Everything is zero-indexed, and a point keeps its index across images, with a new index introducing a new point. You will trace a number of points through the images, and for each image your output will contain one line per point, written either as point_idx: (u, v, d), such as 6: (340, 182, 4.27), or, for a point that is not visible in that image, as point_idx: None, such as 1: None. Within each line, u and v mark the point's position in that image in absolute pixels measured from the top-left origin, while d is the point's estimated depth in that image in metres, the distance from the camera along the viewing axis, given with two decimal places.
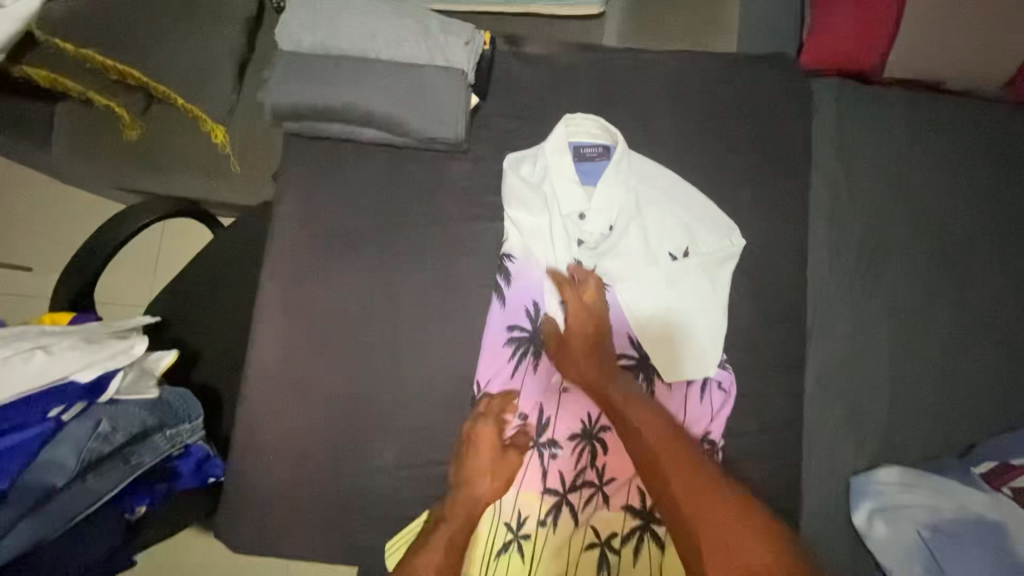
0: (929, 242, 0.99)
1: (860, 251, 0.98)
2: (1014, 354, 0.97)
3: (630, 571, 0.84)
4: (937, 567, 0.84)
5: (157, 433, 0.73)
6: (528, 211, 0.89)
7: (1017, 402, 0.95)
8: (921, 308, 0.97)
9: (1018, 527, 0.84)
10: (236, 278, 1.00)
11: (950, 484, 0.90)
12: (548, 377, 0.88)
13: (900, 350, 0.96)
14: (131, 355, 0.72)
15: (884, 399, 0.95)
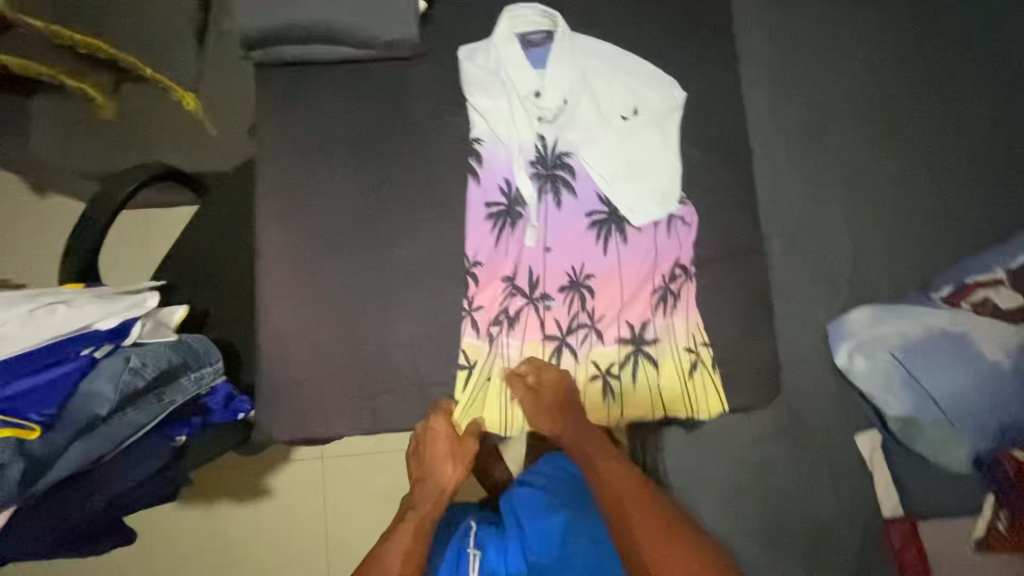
0: (867, 111, 1.48)
1: (789, 143, 1.47)
2: (922, 151, 1.47)
3: (633, 392, 0.97)
4: (915, 376, 1.33)
5: (184, 375, 1.10)
6: (485, 93, 1.02)
7: (926, 219, 1.46)
8: (815, 183, 1.46)
9: (972, 330, 1.34)
10: (232, 238, 1.35)
11: (921, 309, 1.38)
12: (523, 238, 1.00)
13: (819, 204, 1.46)
14: (145, 306, 1.07)
15: (819, 244, 1.44)
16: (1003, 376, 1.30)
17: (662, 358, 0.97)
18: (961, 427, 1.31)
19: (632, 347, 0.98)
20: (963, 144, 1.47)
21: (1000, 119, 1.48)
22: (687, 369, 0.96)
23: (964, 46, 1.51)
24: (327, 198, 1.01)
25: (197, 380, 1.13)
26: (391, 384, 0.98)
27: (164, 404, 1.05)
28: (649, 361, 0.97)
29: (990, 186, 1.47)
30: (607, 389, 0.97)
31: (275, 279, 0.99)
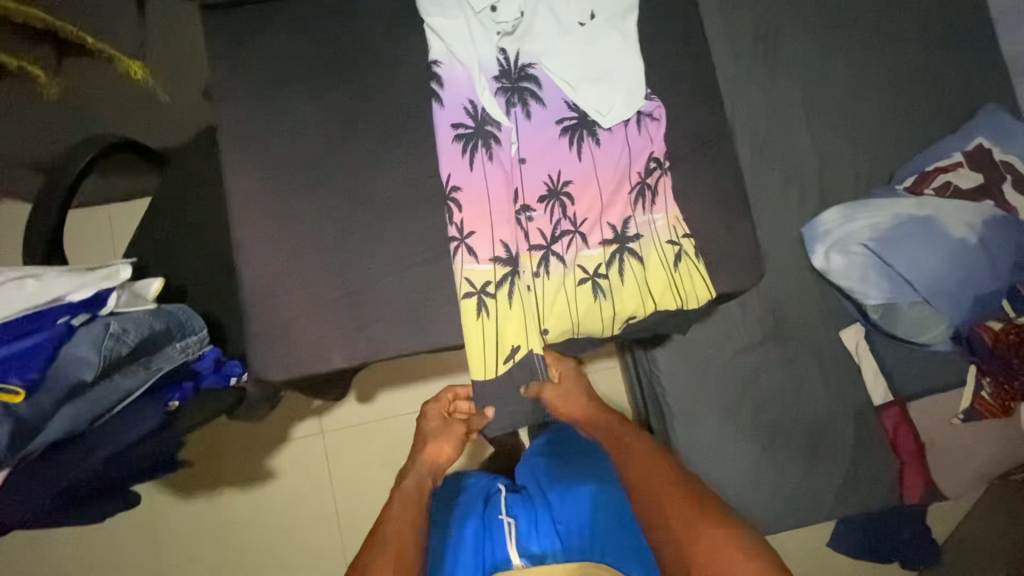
0: (812, 29, 1.55)
1: (741, 60, 1.52)
2: (867, 62, 1.55)
3: (622, 289, 0.97)
4: (888, 263, 1.37)
5: (168, 345, 1.08)
6: (442, 12, 0.99)
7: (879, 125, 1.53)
8: (769, 101, 1.52)
9: (937, 214, 1.37)
10: (201, 210, 1.31)
11: (889, 203, 1.42)
12: (501, 160, 0.98)
13: (775, 118, 1.52)
14: (120, 278, 1.03)
15: (776, 154, 1.50)
16: (971, 252, 1.34)
17: (647, 252, 0.97)
18: (938, 306, 1.35)
19: (617, 246, 0.97)
20: (903, 46, 1.55)
21: (936, 18, 1.56)
22: (671, 261, 0.97)
23: None
24: (294, 135, 0.99)
25: (183, 349, 1.11)
26: (385, 313, 0.96)
27: (152, 371, 1.04)
28: (634, 256, 0.97)
29: (935, 86, 1.55)
30: (597, 289, 0.97)
31: (251, 221, 0.96)
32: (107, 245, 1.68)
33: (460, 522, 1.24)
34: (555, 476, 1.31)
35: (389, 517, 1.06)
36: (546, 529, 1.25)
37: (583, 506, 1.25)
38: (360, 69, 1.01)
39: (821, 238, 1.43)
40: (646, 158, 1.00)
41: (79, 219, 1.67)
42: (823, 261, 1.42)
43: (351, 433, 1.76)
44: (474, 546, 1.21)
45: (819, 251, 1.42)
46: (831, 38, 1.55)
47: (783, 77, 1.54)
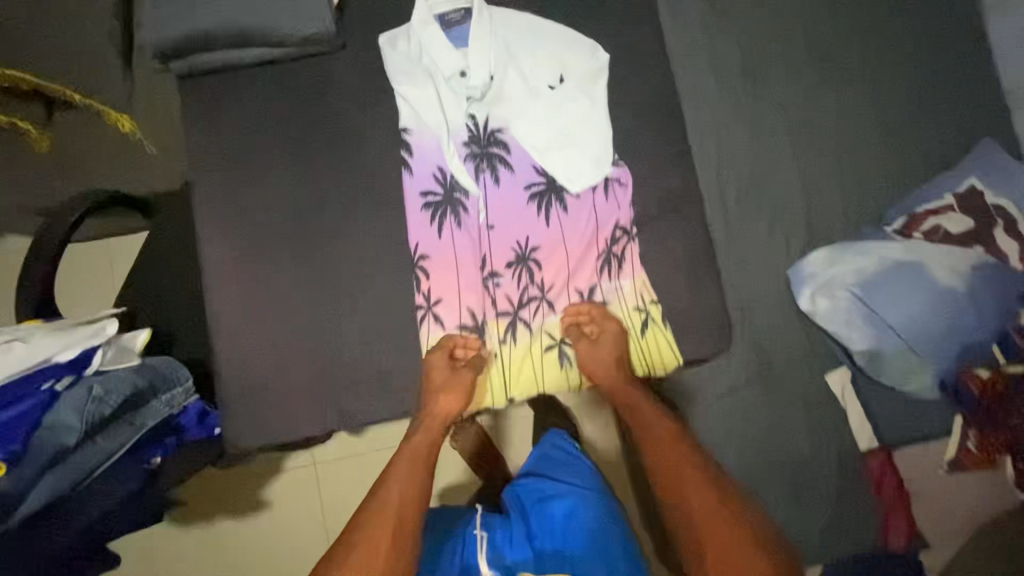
0: (804, 66, 1.52)
1: (728, 98, 1.51)
2: (861, 99, 1.52)
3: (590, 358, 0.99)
4: (872, 309, 1.35)
5: (152, 400, 1.14)
6: (411, 81, 1.00)
7: (872, 164, 1.50)
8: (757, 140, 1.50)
9: (922, 259, 1.35)
10: (187, 258, 1.34)
11: (875, 245, 1.40)
12: (470, 228, 0.99)
13: (763, 158, 1.50)
14: (104, 334, 1.08)
15: (764, 194, 1.48)
16: (958, 300, 1.32)
17: (614, 318, 0.99)
18: (921, 355, 1.34)
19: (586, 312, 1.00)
20: (896, 81, 1.52)
21: (929, 52, 1.53)
22: (640, 327, 0.99)
23: None
24: (266, 203, 1.01)
25: (168, 402, 1.17)
26: (354, 380, 0.98)
27: (137, 428, 1.08)
28: (602, 324, 0.99)
29: (931, 124, 1.51)
30: (564, 357, 1.01)
31: (225, 290, 0.99)
32: (106, 281, 1.73)
33: (449, 538, 1.21)
34: (537, 494, 1.27)
35: (365, 518, 1.02)
36: (520, 540, 1.18)
37: (563, 522, 1.20)
38: (331, 136, 1.01)
39: (807, 280, 1.41)
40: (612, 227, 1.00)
41: (83, 253, 1.72)
42: (808, 303, 1.41)
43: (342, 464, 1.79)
44: (450, 553, 1.17)
45: (805, 293, 1.41)
46: (824, 74, 1.52)
47: (772, 115, 1.52)
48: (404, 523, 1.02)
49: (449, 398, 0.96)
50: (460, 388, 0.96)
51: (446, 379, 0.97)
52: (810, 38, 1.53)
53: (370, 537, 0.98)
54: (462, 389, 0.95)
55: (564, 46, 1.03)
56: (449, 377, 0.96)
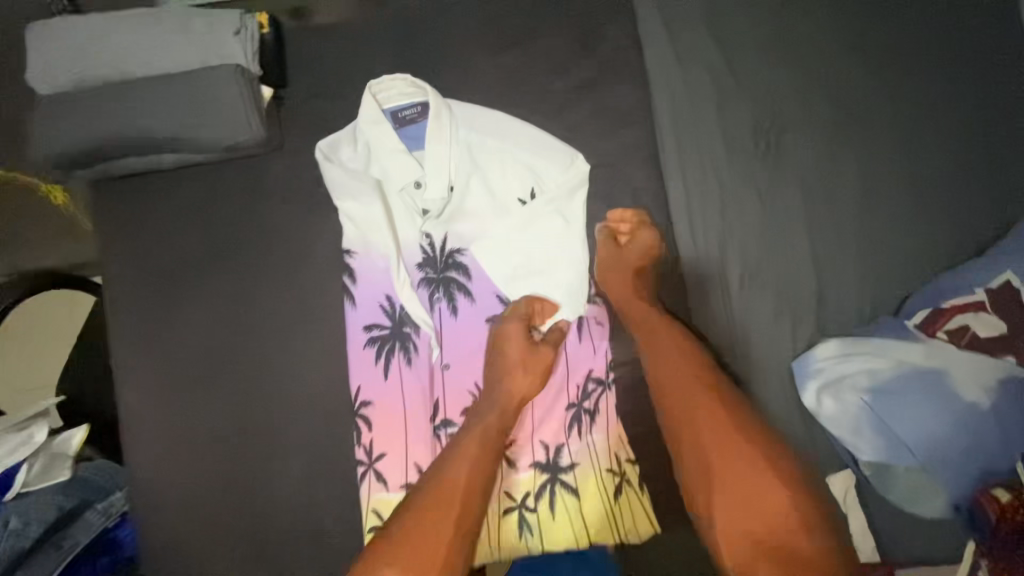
0: None
1: None
2: None
3: (552, 526, 0.84)
4: (887, 427, 0.91)
5: (87, 512, 1.06)
6: (358, 201, 0.85)
7: None
8: None
9: (957, 371, 0.90)
10: None
11: (886, 343, 0.96)
12: (422, 366, 0.85)
13: None
14: (30, 443, 1.02)
15: None
16: (986, 424, 0.88)
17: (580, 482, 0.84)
18: (940, 481, 0.89)
19: (548, 475, 0.85)
20: None
21: None
22: (612, 492, 0.84)
23: None
24: (194, 331, 0.90)
25: (104, 511, 1.09)
26: (277, 539, 0.86)
27: (64, 551, 1.01)
28: (567, 487, 0.84)
29: None
30: (523, 523, 0.84)
31: (147, 428, 0.90)
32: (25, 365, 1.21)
33: None
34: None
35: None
36: None
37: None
38: (262, 253, 0.89)
39: (813, 373, 0.97)
40: (585, 376, 0.86)
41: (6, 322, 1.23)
42: (811, 401, 0.97)
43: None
44: None
45: (808, 387, 0.97)
46: None
47: None
48: (487, 444, 0.75)
49: (530, 377, 0.80)
50: (537, 366, 0.81)
51: (522, 355, 0.82)
52: None
53: (459, 459, 0.73)
54: (544, 369, 0.81)
55: (537, 151, 0.88)
56: (530, 354, 0.81)
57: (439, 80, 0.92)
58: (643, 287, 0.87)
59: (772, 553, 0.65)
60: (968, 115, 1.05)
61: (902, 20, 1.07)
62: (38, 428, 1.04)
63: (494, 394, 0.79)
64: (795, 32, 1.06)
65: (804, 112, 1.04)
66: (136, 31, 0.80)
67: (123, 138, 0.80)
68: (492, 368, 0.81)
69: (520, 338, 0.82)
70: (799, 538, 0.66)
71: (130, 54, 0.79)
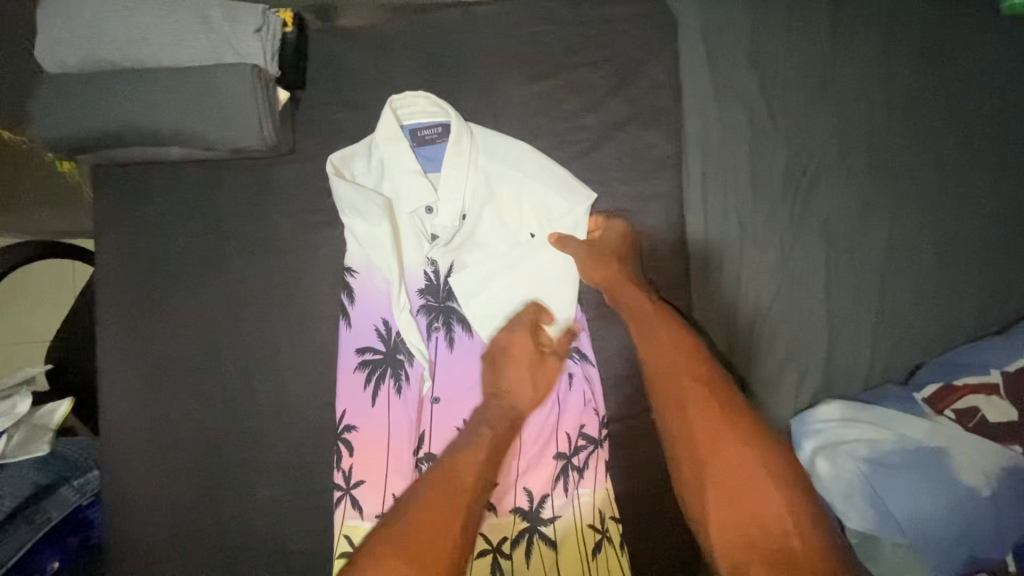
0: None
1: None
2: None
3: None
4: (880, 499, 0.84)
5: (65, 487, 1.05)
6: (364, 219, 0.81)
7: None
8: None
9: (961, 449, 0.82)
10: None
11: (891, 413, 0.89)
12: (411, 396, 0.83)
13: None
14: (15, 412, 1.02)
15: None
16: (986, 513, 0.79)
17: (561, 536, 0.81)
18: (930, 564, 0.80)
19: (528, 523, 0.81)
20: None
21: None
22: (590, 549, 0.81)
23: None
24: (185, 331, 0.87)
25: (80, 489, 1.08)
26: (248, 550, 0.84)
27: (37, 525, 0.99)
28: (546, 539, 0.81)
29: None
30: (495, 569, 0.79)
31: (123, 425, 0.87)
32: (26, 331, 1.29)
33: None
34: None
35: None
36: None
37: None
38: (261, 260, 0.86)
39: (812, 432, 0.91)
40: (576, 428, 0.84)
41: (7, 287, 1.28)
42: (805, 460, 0.90)
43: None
44: None
45: (805, 446, 0.90)
46: None
47: None
48: (501, 441, 0.72)
49: (543, 391, 0.79)
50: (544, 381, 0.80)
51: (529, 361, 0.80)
52: None
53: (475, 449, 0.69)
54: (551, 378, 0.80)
55: (550, 187, 0.85)
56: (542, 367, 0.80)
57: (466, 100, 0.89)
58: (630, 271, 0.85)
59: (766, 557, 0.58)
60: (1011, 191, 0.99)
61: (954, 85, 1.01)
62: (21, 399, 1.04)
63: (507, 398, 0.77)
64: (842, 84, 0.99)
65: (841, 170, 0.98)
66: (154, 18, 0.76)
67: (129, 128, 0.76)
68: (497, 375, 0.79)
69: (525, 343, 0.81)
70: (794, 539, 0.59)
71: (146, 41, 0.75)
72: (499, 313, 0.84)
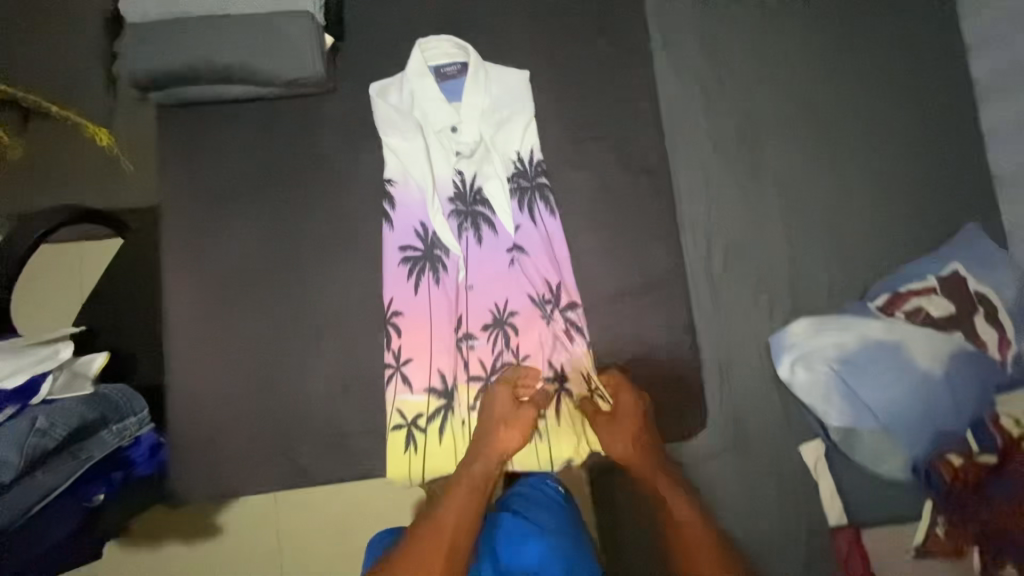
0: (814, 124, 1.46)
1: (734, 147, 1.44)
2: (871, 161, 1.46)
3: (558, 430, 0.98)
4: (846, 387, 1.32)
5: (105, 429, 1.05)
6: (402, 137, 0.98)
7: (875, 233, 1.44)
8: (763, 198, 1.44)
9: (907, 342, 1.32)
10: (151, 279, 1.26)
11: (852, 320, 1.36)
12: (449, 286, 0.96)
13: (773, 216, 1.43)
14: (58, 358, 1.04)
15: (763, 256, 1.42)
16: (930, 386, 1.29)
17: (580, 398, 0.97)
18: (883, 426, 1.31)
19: (556, 384, 0.97)
20: (908, 148, 1.46)
21: (941, 122, 1.47)
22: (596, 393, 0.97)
23: (918, 55, 1.48)
24: (242, 247, 0.98)
25: (119, 432, 1.08)
26: (308, 435, 0.94)
27: (81, 461, 1.00)
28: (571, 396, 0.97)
29: (940, 194, 1.45)
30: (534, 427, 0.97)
31: (188, 333, 0.96)
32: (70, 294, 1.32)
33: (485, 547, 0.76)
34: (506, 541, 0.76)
35: None
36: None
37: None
38: (310, 183, 0.99)
39: (791, 348, 1.36)
40: (551, 289, 0.98)
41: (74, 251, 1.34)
42: (787, 371, 1.36)
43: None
44: None
45: (785, 360, 1.36)
46: (837, 135, 1.46)
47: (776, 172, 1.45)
48: (476, 491, 0.82)
49: (515, 434, 0.89)
50: (519, 427, 0.89)
51: (509, 412, 0.91)
52: (825, 96, 1.47)
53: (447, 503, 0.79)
54: (525, 427, 0.89)
55: (528, 94, 1.03)
56: (512, 412, 0.91)
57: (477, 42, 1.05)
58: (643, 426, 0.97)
59: None
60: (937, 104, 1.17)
61: None
62: (63, 346, 1.06)
63: (482, 445, 0.88)
64: None
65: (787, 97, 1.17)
66: None
67: (202, 62, 0.91)
68: (482, 427, 0.91)
69: (507, 400, 0.92)
70: None
71: None
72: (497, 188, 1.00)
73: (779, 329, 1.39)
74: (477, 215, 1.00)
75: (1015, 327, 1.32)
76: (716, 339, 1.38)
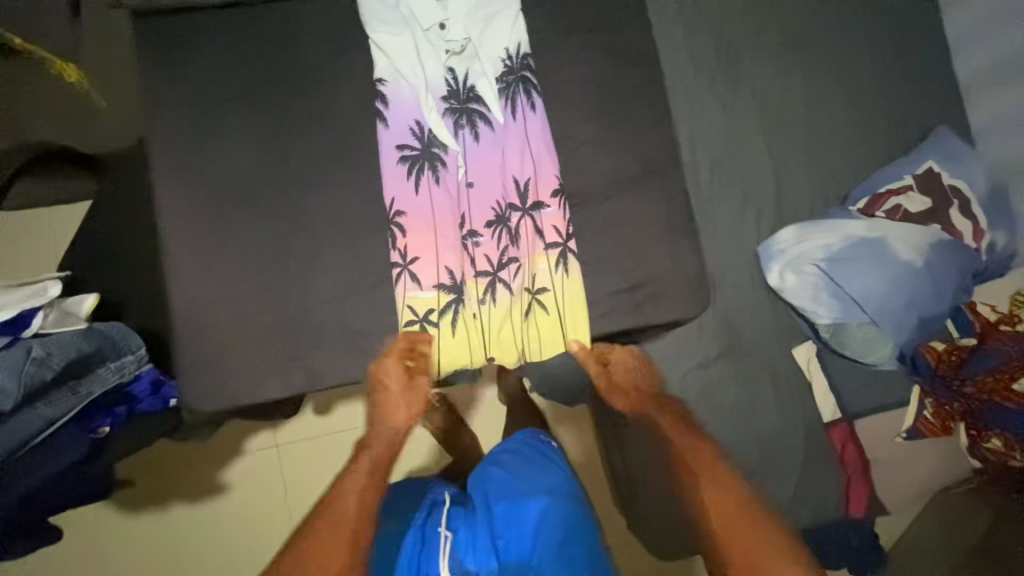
0: (797, 21, 1.44)
1: (718, 52, 1.42)
2: (856, 57, 1.45)
3: (552, 319, 0.99)
4: (834, 283, 1.35)
5: (102, 366, 0.98)
6: (390, 34, 0.98)
7: (862, 129, 1.44)
8: (750, 99, 1.42)
9: (887, 235, 1.36)
10: (126, 212, 1.19)
11: (836, 221, 1.38)
12: (448, 184, 0.97)
13: (761, 118, 1.42)
14: (47, 296, 0.93)
15: (754, 160, 1.41)
16: (911, 275, 1.34)
17: (567, 284, 0.98)
18: (873, 321, 1.35)
19: (554, 266, 0.98)
20: (888, 42, 1.46)
21: (916, 16, 1.47)
22: (592, 278, 0.99)
23: None
24: (229, 154, 0.95)
25: (118, 370, 1.00)
26: (320, 339, 0.94)
27: (81, 397, 0.93)
28: (568, 276, 0.98)
29: (920, 89, 1.46)
30: (536, 308, 0.99)
31: (183, 249, 0.93)
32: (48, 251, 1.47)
33: (486, 483, 1.07)
34: (510, 490, 1.04)
35: None
36: (523, 514, 0.99)
37: (534, 530, 0.97)
38: (296, 87, 0.96)
39: (777, 254, 1.37)
40: (549, 183, 0.99)
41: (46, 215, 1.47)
42: (776, 277, 1.36)
43: (309, 445, 1.53)
44: (504, 519, 0.99)
45: (774, 267, 1.36)
46: (820, 30, 1.44)
47: (762, 73, 1.43)
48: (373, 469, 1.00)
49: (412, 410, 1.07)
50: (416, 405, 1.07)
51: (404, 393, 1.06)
52: None
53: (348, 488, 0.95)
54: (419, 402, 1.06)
55: None
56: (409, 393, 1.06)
57: None
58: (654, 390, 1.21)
59: None
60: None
61: None
62: (52, 285, 0.95)
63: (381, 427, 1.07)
64: None
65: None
66: None
67: None
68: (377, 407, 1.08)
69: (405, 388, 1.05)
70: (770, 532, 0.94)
71: None
72: (488, 83, 1.00)
73: (770, 231, 1.41)
74: (470, 112, 1.00)
75: (989, 218, 1.38)
76: (712, 246, 1.39)
